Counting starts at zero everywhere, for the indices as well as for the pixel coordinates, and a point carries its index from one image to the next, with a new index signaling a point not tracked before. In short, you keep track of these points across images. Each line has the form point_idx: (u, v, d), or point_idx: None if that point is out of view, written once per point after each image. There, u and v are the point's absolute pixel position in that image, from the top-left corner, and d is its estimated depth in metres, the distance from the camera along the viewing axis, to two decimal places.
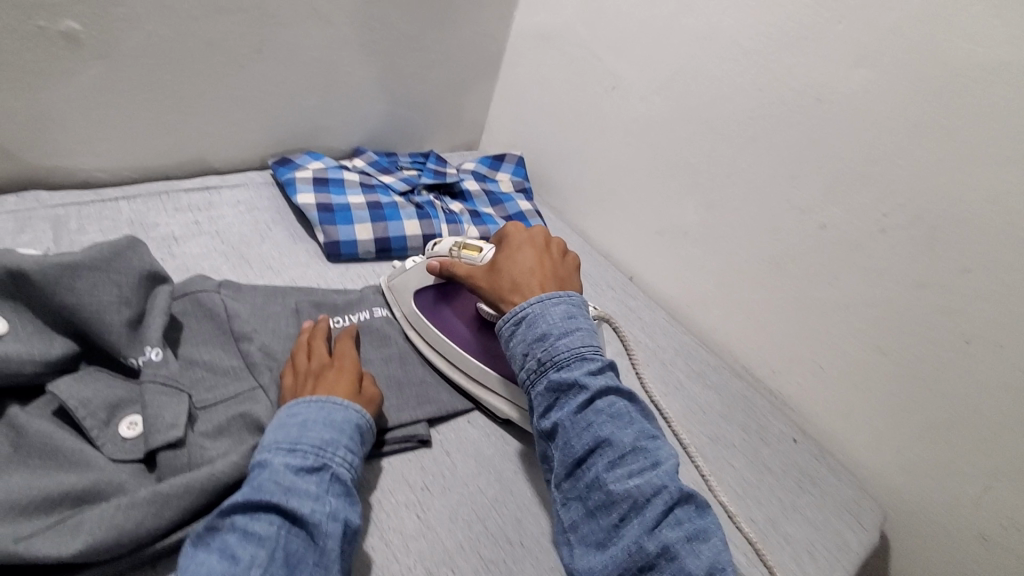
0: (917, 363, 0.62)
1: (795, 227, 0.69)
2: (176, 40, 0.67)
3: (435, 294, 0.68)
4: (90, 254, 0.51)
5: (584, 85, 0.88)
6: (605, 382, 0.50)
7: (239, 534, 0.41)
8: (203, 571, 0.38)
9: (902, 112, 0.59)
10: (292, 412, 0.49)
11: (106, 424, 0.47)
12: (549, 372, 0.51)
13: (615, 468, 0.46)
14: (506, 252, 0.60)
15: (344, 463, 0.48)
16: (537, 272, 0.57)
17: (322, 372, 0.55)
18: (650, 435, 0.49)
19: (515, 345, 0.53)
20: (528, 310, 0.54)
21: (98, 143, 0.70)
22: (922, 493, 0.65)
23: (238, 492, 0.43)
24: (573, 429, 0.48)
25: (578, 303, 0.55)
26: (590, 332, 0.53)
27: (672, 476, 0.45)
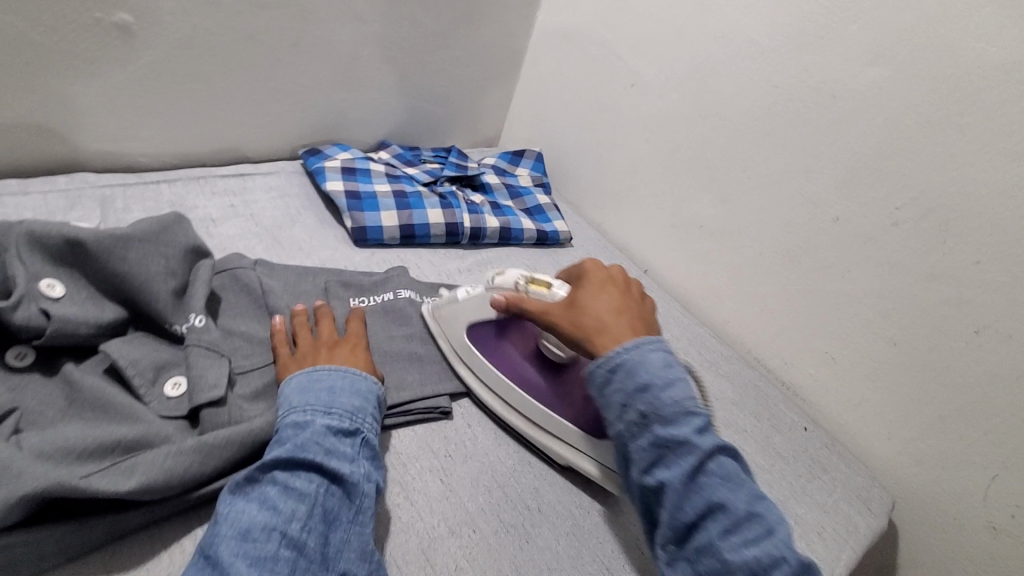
0: (926, 352, 0.64)
1: (808, 219, 0.71)
2: (220, 33, 0.71)
3: (492, 328, 0.66)
4: (140, 228, 0.55)
5: (604, 83, 0.91)
6: (713, 440, 0.47)
7: (280, 487, 0.43)
8: (246, 517, 0.41)
9: (913, 108, 0.61)
10: (322, 376, 0.52)
11: (153, 383, 0.50)
12: (655, 427, 0.47)
13: (730, 535, 0.43)
14: (586, 290, 0.59)
15: (372, 429, 0.51)
16: (622, 313, 0.56)
17: (336, 345, 0.57)
18: (757, 496, 0.46)
19: (614, 395, 0.50)
20: (626, 358, 0.50)
21: (142, 129, 0.74)
22: (930, 482, 0.67)
23: (277, 449, 0.45)
24: (681, 490, 0.45)
25: (670, 350, 0.52)
26: (690, 384, 0.50)
27: (787, 543, 0.43)
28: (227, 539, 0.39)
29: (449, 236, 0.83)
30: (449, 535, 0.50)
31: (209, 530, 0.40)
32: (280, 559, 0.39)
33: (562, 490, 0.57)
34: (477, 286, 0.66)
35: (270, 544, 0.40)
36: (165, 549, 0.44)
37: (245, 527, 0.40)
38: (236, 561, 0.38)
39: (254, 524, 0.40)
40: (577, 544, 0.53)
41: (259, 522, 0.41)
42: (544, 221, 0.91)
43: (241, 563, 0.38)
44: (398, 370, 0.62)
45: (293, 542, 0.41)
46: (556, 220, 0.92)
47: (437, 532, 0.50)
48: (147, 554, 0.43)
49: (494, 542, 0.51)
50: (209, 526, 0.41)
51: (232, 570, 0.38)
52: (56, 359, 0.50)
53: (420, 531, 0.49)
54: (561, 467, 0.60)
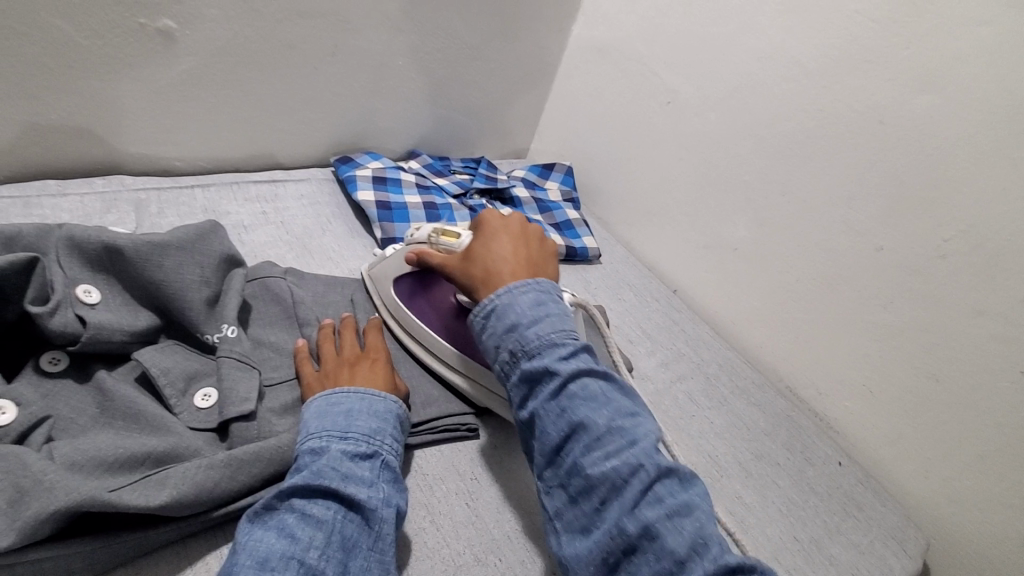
0: (971, 391, 0.61)
1: (850, 247, 0.69)
2: (258, 40, 0.71)
3: (412, 284, 0.66)
4: (177, 235, 0.55)
5: (639, 99, 0.90)
6: (579, 364, 0.45)
7: (298, 515, 0.42)
8: (264, 546, 0.39)
9: (967, 138, 0.59)
10: (337, 397, 0.51)
11: (183, 393, 0.50)
12: (521, 362, 0.46)
13: (592, 451, 0.42)
14: (481, 241, 0.56)
15: (391, 451, 0.50)
16: (512, 261, 0.53)
17: (359, 362, 0.56)
18: (628, 414, 0.44)
19: (487, 340, 0.49)
20: (497, 300, 0.49)
21: (179, 133, 0.74)
22: (971, 528, 0.64)
23: (294, 475, 0.44)
24: (547, 416, 0.44)
25: (548, 287, 0.51)
26: (563, 317, 0.48)
27: (650, 452, 0.41)
28: (244, 569, 0.38)
29: None
30: (475, 562, 0.49)
31: (226, 560, 0.39)
32: None
33: None
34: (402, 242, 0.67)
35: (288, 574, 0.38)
36: (191, 566, 0.43)
37: (263, 556, 0.39)
38: None
39: (273, 553, 0.39)
40: None
41: (277, 551, 0.39)
42: (574, 236, 0.90)
43: None
44: (425, 388, 0.61)
45: (311, 572, 0.39)
46: (585, 236, 0.90)
47: (462, 559, 0.49)
48: (172, 571, 0.42)
49: (520, 572, 0.49)
50: (227, 555, 0.40)
51: None
52: (89, 365, 0.50)
53: (445, 558, 0.48)
54: None
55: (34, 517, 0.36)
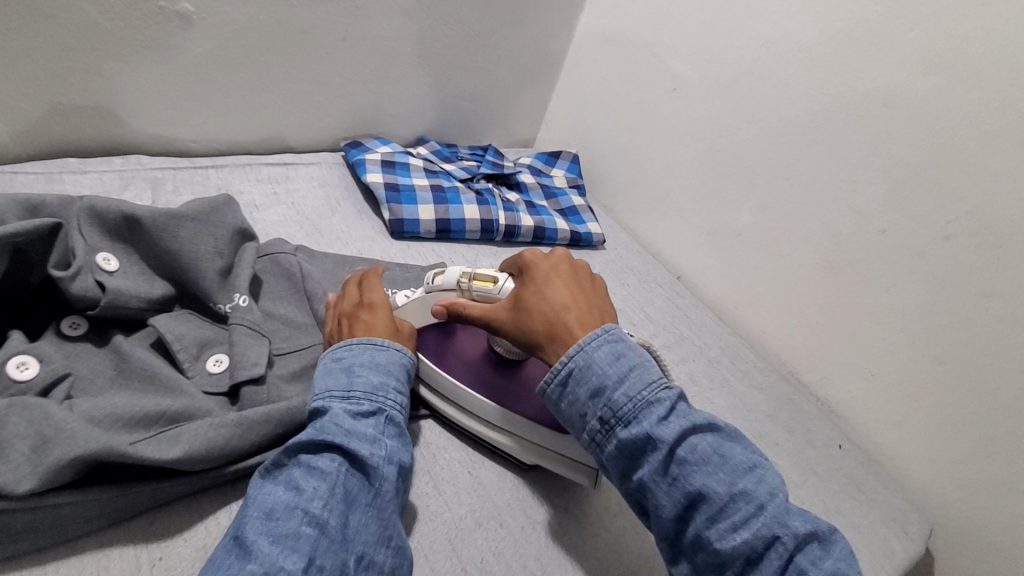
0: (975, 372, 0.61)
1: (853, 229, 0.69)
2: (273, 24, 0.73)
3: (434, 336, 0.61)
4: (193, 207, 0.57)
5: (645, 86, 0.91)
6: (682, 425, 0.44)
7: (303, 469, 0.43)
8: (270, 499, 0.41)
9: (971, 119, 0.59)
10: (342, 354, 0.51)
11: (196, 358, 0.52)
12: (617, 431, 0.45)
13: (717, 523, 0.42)
14: (532, 287, 0.53)
15: (396, 405, 0.50)
16: (574, 310, 0.51)
17: (356, 313, 0.56)
18: (742, 470, 0.44)
19: (571, 407, 0.48)
20: (572, 364, 0.48)
21: (194, 115, 0.76)
22: (973, 509, 0.64)
23: (301, 433, 0.45)
24: (659, 489, 0.44)
25: (619, 334, 0.49)
26: (647, 368, 0.47)
27: (783, 519, 0.41)
28: (252, 519, 0.39)
29: (483, 232, 0.83)
30: (476, 527, 0.50)
31: (239, 512, 0.41)
32: (301, 535, 0.39)
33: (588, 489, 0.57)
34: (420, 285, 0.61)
35: (291, 522, 0.40)
36: (202, 520, 0.45)
37: (270, 507, 0.40)
38: (258, 539, 0.38)
39: (277, 504, 0.41)
40: (604, 545, 0.52)
41: (282, 502, 0.41)
42: (579, 222, 0.91)
43: (264, 541, 0.38)
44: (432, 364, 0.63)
45: (314, 520, 0.40)
46: (590, 222, 0.91)
47: (464, 524, 0.50)
48: (185, 524, 0.44)
49: (520, 537, 0.50)
50: (240, 507, 0.42)
51: (253, 547, 0.38)
52: (107, 330, 0.52)
53: (447, 522, 0.50)
54: None
55: (55, 463, 0.38)
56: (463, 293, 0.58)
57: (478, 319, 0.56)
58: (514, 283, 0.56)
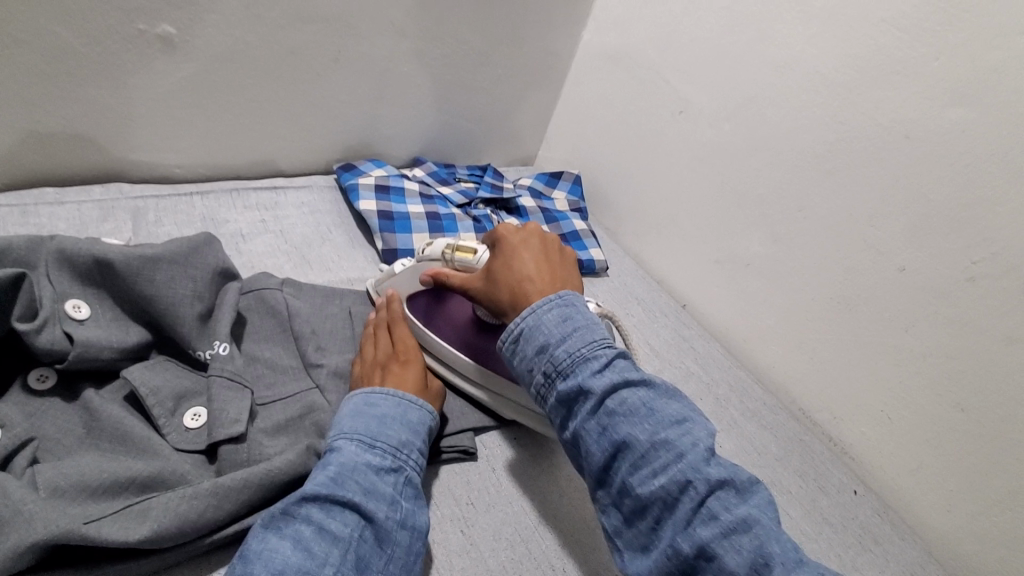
0: (1000, 422, 0.58)
1: (870, 266, 0.66)
2: (261, 46, 0.70)
3: (425, 301, 0.65)
4: (170, 247, 0.53)
5: (651, 108, 0.87)
6: (614, 378, 0.44)
7: (315, 527, 0.40)
8: (279, 558, 0.38)
9: (1000, 155, 0.55)
10: (368, 402, 0.50)
11: (172, 414, 0.48)
12: (556, 384, 0.45)
13: (638, 470, 0.41)
14: (501, 259, 0.54)
15: (414, 466, 0.49)
16: (538, 281, 0.51)
17: (389, 363, 0.56)
18: (673, 422, 0.42)
19: (518, 365, 0.48)
20: (523, 324, 0.48)
21: (178, 140, 0.72)
22: (997, 566, 0.60)
23: (316, 481, 0.43)
24: (589, 436, 0.43)
25: (572, 299, 0.49)
26: (592, 328, 0.47)
27: (700, 466, 0.40)
28: None
29: None
30: None
31: (237, 566, 0.37)
32: None
33: (588, 548, 0.53)
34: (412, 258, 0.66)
35: None
36: None
37: (278, 568, 0.37)
38: None
39: (287, 566, 0.38)
40: None
41: (291, 564, 0.38)
42: (580, 248, 0.87)
43: None
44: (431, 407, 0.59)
45: None
46: (592, 248, 0.88)
47: None
48: None
49: None
50: (236, 560, 0.38)
51: None
52: (77, 383, 0.48)
53: None
54: (590, 522, 0.55)
55: (12, 549, 0.35)
56: (448, 264, 0.60)
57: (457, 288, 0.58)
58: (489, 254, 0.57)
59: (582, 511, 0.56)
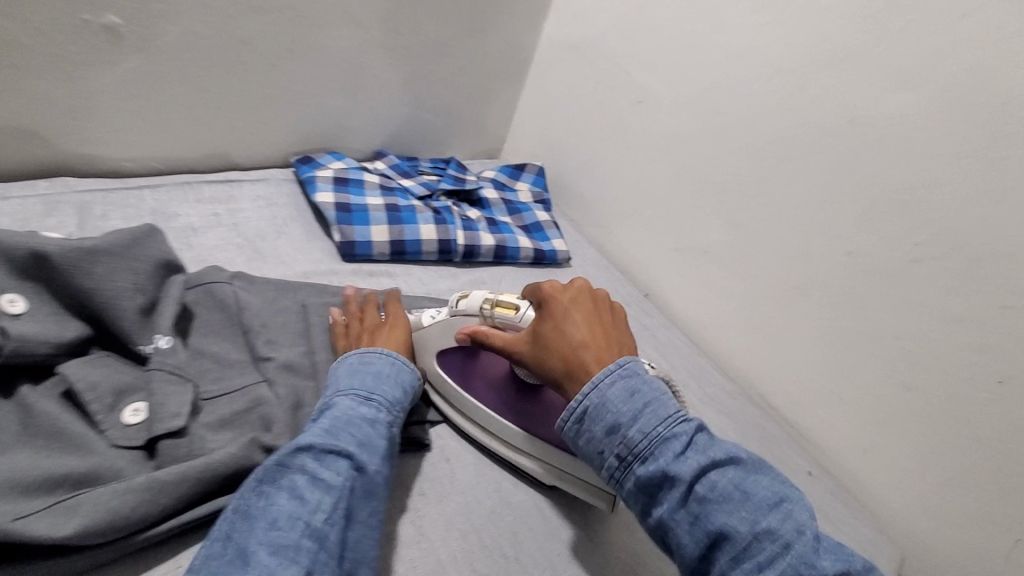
0: (946, 400, 0.59)
1: (821, 250, 0.66)
2: (211, 36, 0.69)
3: (460, 358, 0.62)
4: (110, 240, 0.52)
5: (611, 99, 0.87)
6: (699, 459, 0.42)
7: (308, 477, 0.42)
8: (275, 507, 0.40)
9: (939, 139, 0.57)
10: (365, 366, 0.53)
11: (111, 409, 0.47)
12: (634, 467, 0.43)
13: (742, 564, 0.39)
14: (551, 322, 0.52)
15: (398, 427, 0.51)
16: (593, 347, 0.49)
17: (377, 330, 0.60)
18: (770, 506, 0.40)
19: (587, 446, 0.46)
20: (587, 402, 0.46)
21: (127, 132, 0.71)
22: (945, 540, 0.61)
23: (312, 435, 0.44)
24: (680, 527, 0.41)
25: (636, 369, 0.47)
26: (663, 401, 0.45)
27: (812, 557, 0.37)
28: (255, 528, 0.38)
29: (441, 254, 0.79)
30: None
31: (234, 516, 0.39)
32: (301, 550, 0.38)
33: (543, 535, 0.53)
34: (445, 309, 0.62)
35: (293, 534, 0.39)
36: None
37: (273, 516, 0.39)
38: (259, 550, 0.37)
39: (281, 513, 0.39)
40: None
41: (285, 512, 0.40)
42: (542, 239, 0.87)
43: (264, 552, 0.37)
44: None
45: (315, 534, 0.39)
46: (554, 239, 0.88)
47: None
48: None
49: None
50: (231, 510, 0.40)
51: (254, 560, 0.36)
52: (14, 379, 0.47)
53: None
54: (545, 510, 0.55)
55: None
56: (485, 320, 0.58)
57: (500, 348, 0.55)
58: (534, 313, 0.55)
59: (537, 499, 0.56)
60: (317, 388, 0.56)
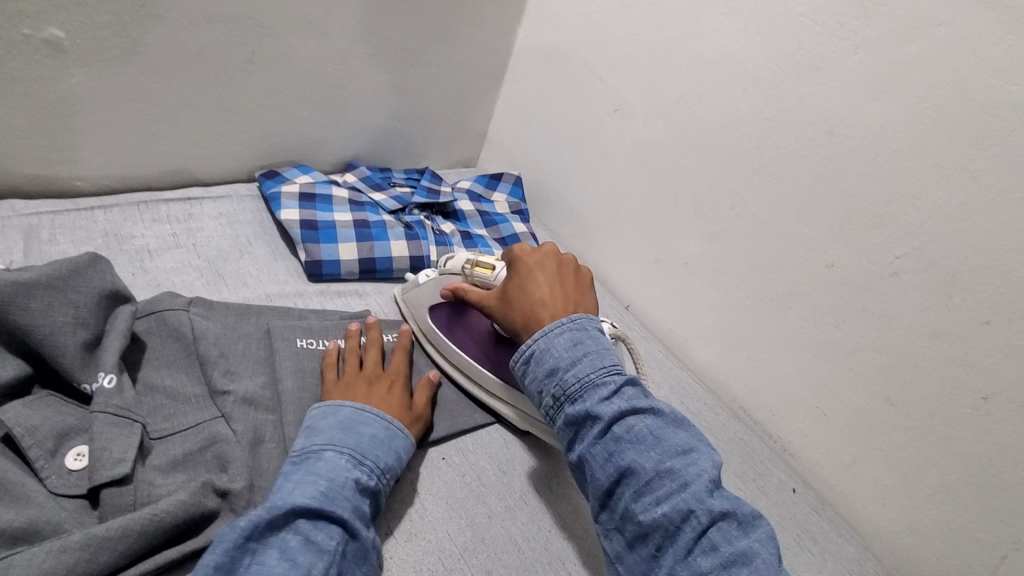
0: (928, 415, 0.58)
1: (800, 262, 0.65)
2: (163, 48, 0.65)
3: (448, 312, 0.67)
4: (47, 272, 0.49)
5: (586, 106, 0.85)
6: (622, 405, 0.46)
7: (301, 539, 0.40)
8: (265, 569, 0.38)
9: (918, 150, 0.55)
10: (360, 419, 0.50)
11: (52, 454, 0.44)
12: (564, 407, 0.47)
13: (642, 497, 0.43)
14: (516, 281, 0.57)
15: (388, 488, 0.49)
16: (550, 304, 0.53)
17: (374, 382, 0.56)
18: (677, 453, 0.44)
19: (530, 386, 0.50)
20: (533, 346, 0.50)
21: (77, 151, 0.67)
22: (929, 557, 0.60)
23: (308, 492, 0.42)
24: (595, 461, 0.45)
25: (586, 326, 0.51)
26: (602, 355, 0.49)
27: (702, 496, 0.41)
28: None
29: (413, 270, 0.76)
30: None
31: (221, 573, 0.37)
32: None
33: (518, 571, 0.50)
34: (438, 271, 0.70)
35: None
36: None
37: None
38: None
39: None
40: None
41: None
42: None
43: None
44: None
45: None
46: None
47: None
48: None
49: None
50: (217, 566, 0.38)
51: None
52: None
53: None
54: (520, 543, 0.52)
55: None
56: (466, 279, 0.65)
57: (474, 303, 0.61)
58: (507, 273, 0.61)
59: (512, 530, 0.53)
60: (279, 421, 0.53)
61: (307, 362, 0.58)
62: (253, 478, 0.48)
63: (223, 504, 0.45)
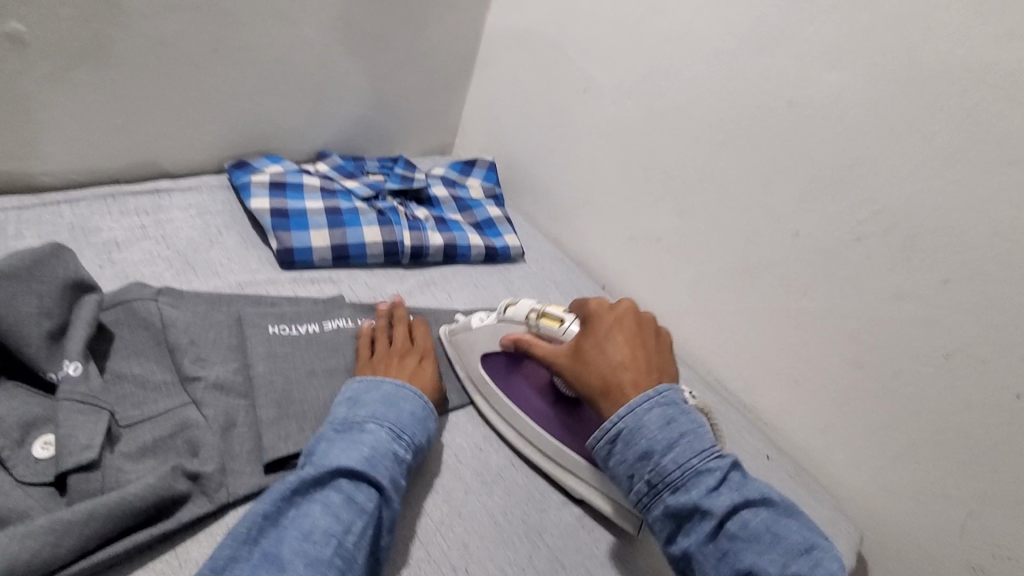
0: (894, 376, 0.59)
1: (768, 231, 0.66)
2: (125, 39, 0.64)
3: (505, 359, 0.62)
4: (7, 262, 0.48)
5: (557, 88, 0.85)
6: (730, 496, 0.44)
7: (343, 496, 0.42)
8: (310, 520, 0.40)
9: (876, 116, 0.56)
10: (401, 396, 0.51)
11: (19, 444, 0.44)
12: (664, 496, 0.45)
13: None
14: (594, 340, 0.54)
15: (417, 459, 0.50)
16: (631, 369, 0.51)
17: (405, 355, 0.58)
18: (795, 550, 0.42)
19: (618, 468, 0.48)
20: (622, 424, 0.48)
21: (40, 145, 0.66)
22: (900, 516, 0.61)
23: (353, 455, 0.44)
24: (706, 560, 0.43)
25: (676, 403, 0.49)
26: (699, 437, 0.47)
27: None
28: (289, 538, 0.38)
29: (387, 255, 0.76)
30: None
31: (272, 526, 0.40)
32: (331, 569, 0.38)
33: (495, 544, 0.51)
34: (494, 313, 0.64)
35: (326, 550, 0.38)
36: None
37: (308, 528, 0.39)
38: (293, 559, 0.37)
39: (316, 528, 0.39)
40: None
41: (320, 527, 0.39)
42: (494, 235, 0.86)
43: (298, 563, 0.37)
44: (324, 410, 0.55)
45: (345, 555, 0.39)
46: (507, 234, 0.86)
47: None
48: None
49: None
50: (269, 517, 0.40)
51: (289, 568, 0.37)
52: None
53: None
54: (497, 517, 0.53)
55: None
56: (529, 329, 0.60)
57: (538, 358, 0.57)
58: (578, 328, 0.56)
59: (489, 505, 0.54)
60: (251, 405, 0.53)
61: (278, 347, 0.57)
62: (225, 462, 0.48)
63: (194, 487, 0.45)
